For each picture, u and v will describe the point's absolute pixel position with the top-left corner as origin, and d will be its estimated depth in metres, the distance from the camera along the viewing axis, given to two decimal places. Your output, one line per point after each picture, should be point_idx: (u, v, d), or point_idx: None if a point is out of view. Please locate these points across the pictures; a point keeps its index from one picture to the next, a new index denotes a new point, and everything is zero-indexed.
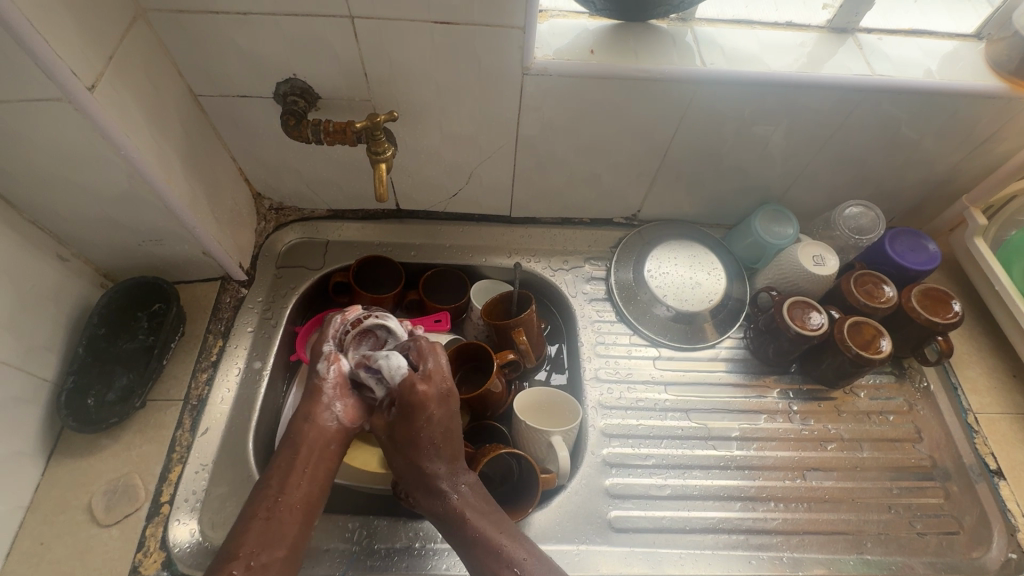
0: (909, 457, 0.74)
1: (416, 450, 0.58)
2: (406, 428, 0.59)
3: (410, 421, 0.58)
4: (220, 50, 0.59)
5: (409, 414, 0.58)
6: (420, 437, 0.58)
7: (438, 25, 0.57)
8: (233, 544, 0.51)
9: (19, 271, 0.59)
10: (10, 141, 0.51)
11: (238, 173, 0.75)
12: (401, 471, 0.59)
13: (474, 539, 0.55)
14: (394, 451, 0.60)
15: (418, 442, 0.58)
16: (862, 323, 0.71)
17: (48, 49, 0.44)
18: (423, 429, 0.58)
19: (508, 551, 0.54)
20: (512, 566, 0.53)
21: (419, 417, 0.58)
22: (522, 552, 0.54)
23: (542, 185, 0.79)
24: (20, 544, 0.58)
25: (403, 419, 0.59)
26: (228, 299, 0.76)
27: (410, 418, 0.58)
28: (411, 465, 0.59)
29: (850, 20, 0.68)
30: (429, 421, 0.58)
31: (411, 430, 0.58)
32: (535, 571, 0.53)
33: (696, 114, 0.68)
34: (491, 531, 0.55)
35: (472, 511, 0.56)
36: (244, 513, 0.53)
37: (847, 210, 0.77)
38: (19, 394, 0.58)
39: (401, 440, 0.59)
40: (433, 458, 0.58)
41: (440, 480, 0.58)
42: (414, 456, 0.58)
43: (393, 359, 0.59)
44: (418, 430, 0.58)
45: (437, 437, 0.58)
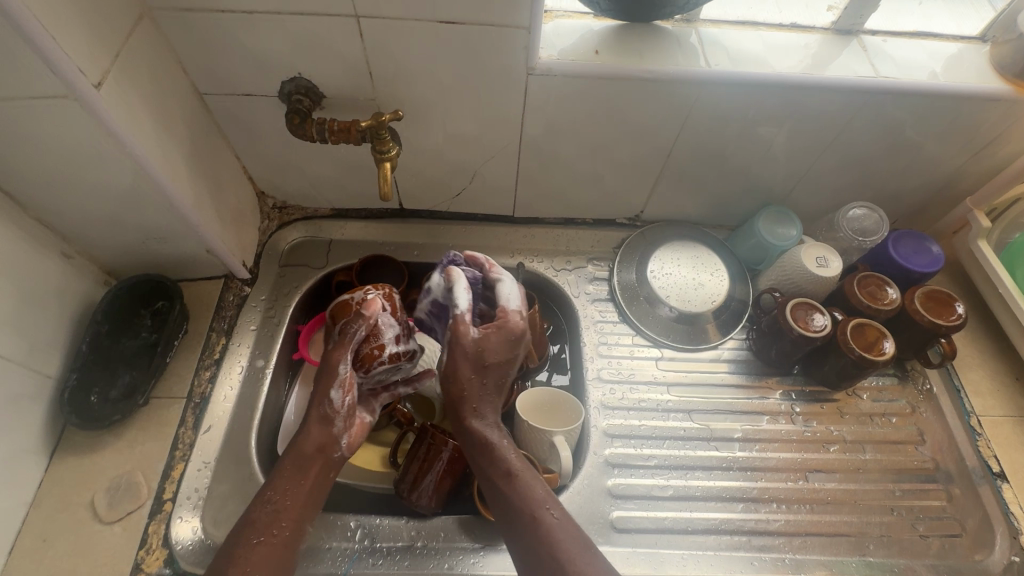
0: (911, 460, 0.73)
1: (481, 371, 0.56)
2: (496, 344, 0.57)
3: (499, 342, 0.57)
4: (225, 48, 0.59)
5: (503, 334, 0.57)
6: (495, 362, 0.57)
7: (443, 24, 0.57)
8: (231, 569, 0.48)
9: (23, 268, 0.59)
10: (15, 138, 0.51)
11: (242, 171, 0.75)
12: (454, 389, 0.56)
13: (512, 477, 0.53)
14: (463, 363, 0.56)
15: (493, 366, 0.57)
16: (865, 325, 0.71)
17: (54, 46, 0.44)
18: (507, 353, 0.57)
19: (543, 494, 0.52)
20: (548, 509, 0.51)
21: (512, 342, 0.58)
22: (557, 501, 0.53)
23: (546, 185, 0.79)
24: (22, 540, 0.58)
25: (496, 335, 0.57)
26: (230, 298, 0.76)
27: (502, 340, 0.57)
28: (471, 384, 0.56)
29: (855, 22, 0.68)
30: (511, 353, 0.58)
31: (499, 349, 0.57)
32: (572, 523, 0.51)
33: (700, 115, 0.68)
34: (529, 474, 0.54)
35: (512, 452, 0.55)
36: (241, 534, 0.50)
37: (850, 211, 0.78)
38: (23, 391, 0.58)
39: (478, 355, 0.56)
40: (490, 388, 0.57)
41: (488, 415, 0.56)
42: (478, 378, 0.56)
43: (510, 286, 0.60)
44: (501, 351, 0.57)
45: (506, 370, 0.58)
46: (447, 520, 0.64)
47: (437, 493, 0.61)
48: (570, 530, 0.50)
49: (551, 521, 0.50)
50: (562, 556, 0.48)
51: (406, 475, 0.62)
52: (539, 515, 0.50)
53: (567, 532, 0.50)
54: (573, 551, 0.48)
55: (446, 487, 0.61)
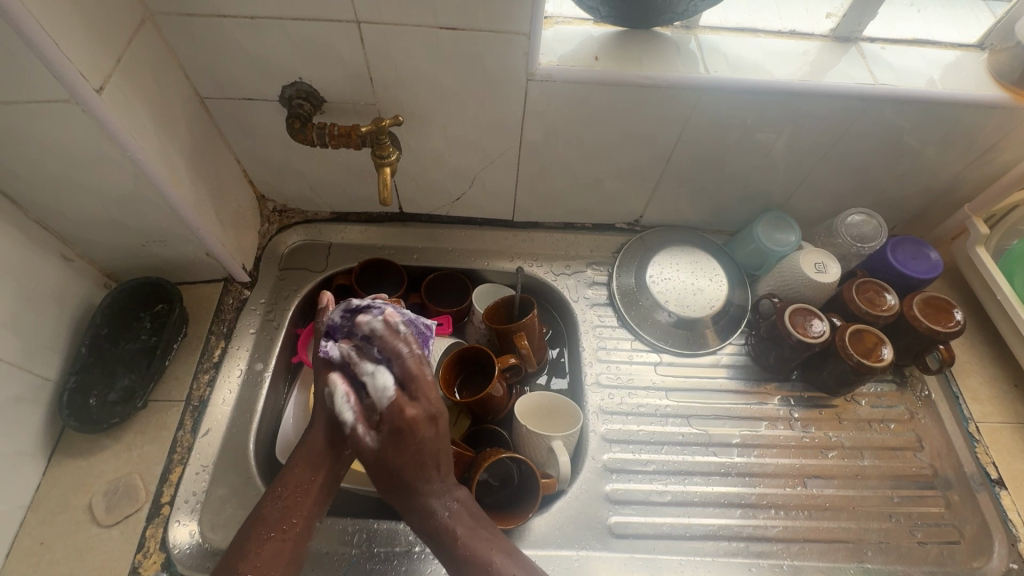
0: (910, 466, 0.73)
1: (402, 473, 0.52)
2: (396, 453, 0.51)
3: (400, 444, 0.51)
4: (227, 52, 0.59)
5: (399, 434, 0.51)
6: (412, 457, 0.52)
7: (443, 30, 0.57)
8: (242, 562, 0.50)
9: (23, 271, 0.59)
10: (17, 141, 0.51)
11: (243, 174, 0.76)
12: (388, 492, 0.54)
13: (467, 563, 0.52)
14: (377, 476, 0.53)
15: (408, 467, 0.52)
16: (863, 331, 0.71)
17: (57, 50, 0.45)
18: (415, 447, 0.52)
19: (501, 573, 0.52)
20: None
21: (411, 437, 0.51)
22: (513, 566, 0.53)
23: (546, 189, 0.80)
24: (20, 543, 0.58)
25: (391, 443, 0.51)
26: (230, 301, 0.76)
27: (400, 442, 0.51)
28: (400, 487, 0.53)
29: (854, 29, 0.68)
30: (420, 443, 0.52)
31: (405, 454, 0.52)
32: None
33: (699, 121, 0.68)
34: (485, 554, 0.53)
35: (463, 532, 0.53)
36: (253, 529, 0.52)
37: (849, 218, 0.78)
38: (22, 393, 0.58)
39: (390, 468, 0.52)
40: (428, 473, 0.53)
41: (433, 498, 0.54)
42: (406, 479, 0.53)
43: (385, 374, 0.52)
44: (408, 453, 0.52)
45: (430, 454, 0.53)
46: None
47: None
48: None
49: None
50: None
51: None
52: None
53: None
54: None
55: None
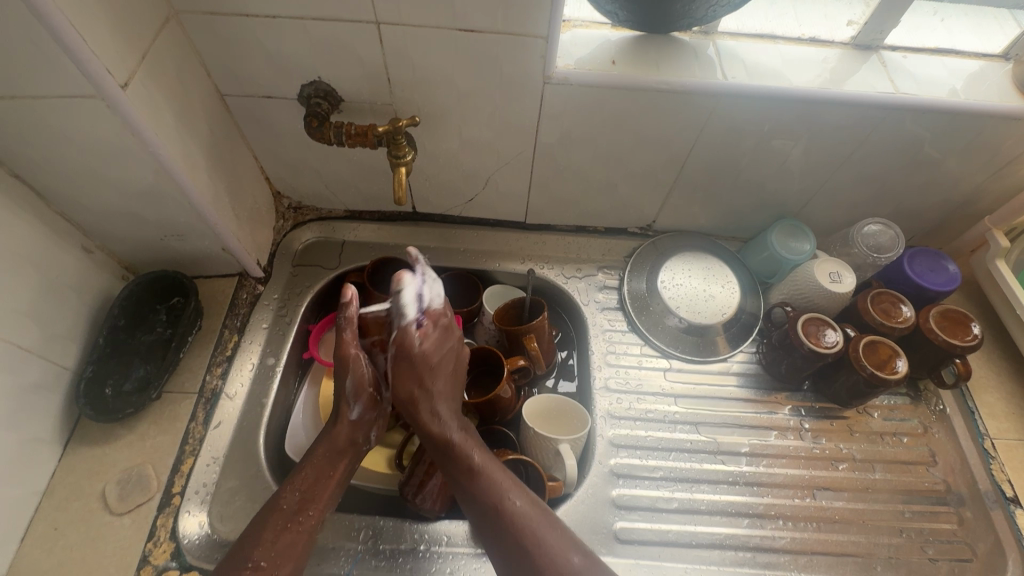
0: (922, 481, 0.72)
1: (427, 376, 0.60)
2: (433, 348, 0.60)
3: (437, 346, 0.61)
4: (247, 50, 0.60)
5: (439, 336, 0.61)
6: (440, 363, 0.61)
7: (462, 32, 0.58)
8: (256, 550, 0.51)
9: (44, 261, 0.60)
10: (42, 133, 0.52)
11: (259, 171, 0.77)
12: (411, 396, 0.60)
13: (477, 473, 0.55)
14: (409, 373, 0.60)
15: (435, 372, 0.60)
16: (878, 343, 0.70)
17: (85, 46, 0.45)
18: (444, 355, 0.61)
19: (505, 484, 0.55)
20: (511, 504, 0.54)
21: (447, 340, 0.62)
22: (520, 487, 0.56)
23: (559, 192, 0.80)
24: (35, 527, 0.59)
25: (430, 338, 0.60)
26: (244, 296, 0.77)
27: (438, 342, 0.61)
28: (423, 392, 0.60)
29: (875, 37, 0.67)
30: (447, 353, 0.61)
31: (438, 356, 0.61)
32: (532, 512, 0.54)
33: (716, 127, 0.68)
34: (492, 467, 0.56)
35: (473, 445, 0.58)
36: (269, 517, 0.53)
37: (866, 228, 0.77)
38: (40, 381, 0.60)
39: (422, 367, 0.60)
40: (450, 382, 0.61)
41: (449, 413, 0.59)
42: (428, 383, 0.60)
43: (437, 287, 0.62)
44: (438, 358, 0.61)
45: (451, 370, 0.62)
46: (449, 525, 0.63)
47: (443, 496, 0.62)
48: (531, 516, 0.53)
49: (516, 508, 0.54)
50: (531, 541, 0.52)
51: (413, 478, 0.61)
52: (505, 509, 0.54)
53: (529, 522, 0.53)
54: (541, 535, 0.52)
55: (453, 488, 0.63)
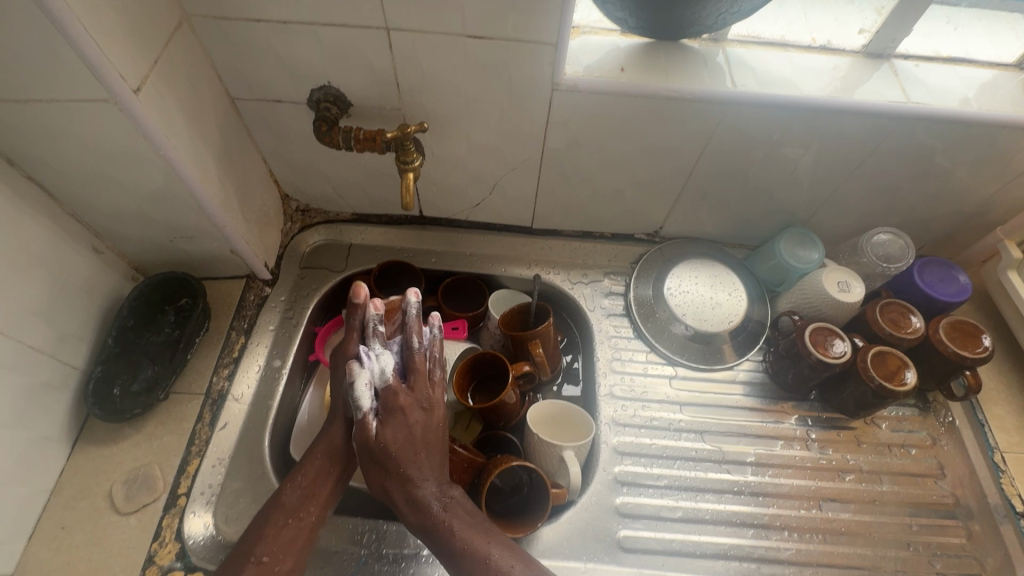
0: (930, 494, 0.71)
1: (398, 462, 0.55)
2: (394, 436, 0.55)
3: (395, 427, 0.56)
4: (258, 55, 0.61)
5: (397, 417, 0.56)
6: (403, 449, 0.55)
7: (472, 38, 0.58)
8: (258, 544, 0.52)
9: (55, 262, 0.61)
10: (56, 137, 0.53)
11: (268, 174, 0.77)
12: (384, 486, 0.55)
13: (463, 556, 0.53)
14: (378, 469, 0.55)
15: (401, 452, 0.55)
16: (886, 354, 0.69)
17: (98, 51, 0.46)
18: (409, 434, 0.56)
19: (497, 561, 0.52)
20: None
21: (405, 419, 0.56)
22: (508, 557, 0.53)
23: (566, 198, 0.80)
24: (43, 526, 0.60)
25: (393, 424, 0.56)
26: (251, 297, 0.77)
27: (400, 424, 0.56)
28: (395, 477, 0.55)
29: (887, 46, 0.67)
30: (411, 429, 0.56)
31: (402, 442, 0.55)
32: None
33: (724, 135, 0.67)
34: (479, 543, 0.53)
35: (457, 520, 0.54)
36: (271, 513, 0.54)
37: (875, 236, 0.76)
38: (50, 380, 0.60)
39: (388, 456, 0.55)
40: (421, 454, 0.56)
41: (425, 489, 0.55)
42: (399, 467, 0.55)
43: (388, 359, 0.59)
44: (403, 441, 0.55)
45: (420, 443, 0.56)
46: None
47: None
48: None
49: None
50: None
51: None
52: None
53: None
54: None
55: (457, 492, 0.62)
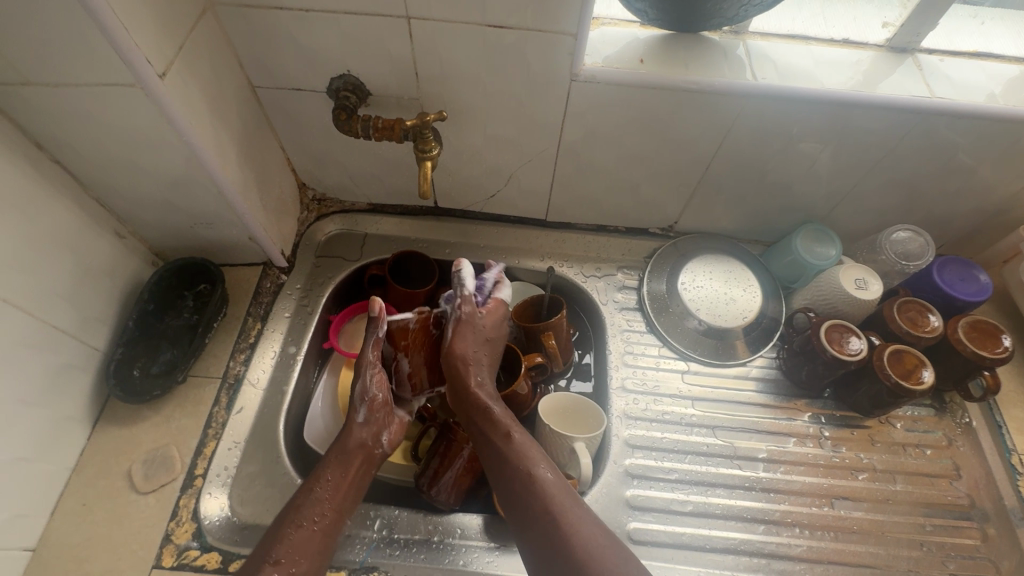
0: (945, 495, 0.71)
1: (481, 350, 0.67)
2: (488, 330, 0.68)
3: (491, 328, 0.69)
4: (279, 43, 0.61)
5: (493, 320, 0.69)
6: (489, 342, 0.68)
7: (492, 28, 0.58)
8: (275, 546, 0.53)
9: (79, 245, 0.62)
10: (83, 121, 0.54)
11: (286, 162, 0.78)
12: (464, 364, 0.66)
13: (513, 441, 0.60)
14: (466, 342, 0.67)
15: (488, 344, 0.68)
16: (903, 352, 0.69)
17: (127, 36, 0.46)
18: (494, 340, 0.69)
19: (540, 458, 0.59)
20: (543, 479, 0.58)
21: (500, 326, 0.70)
22: (548, 464, 0.60)
23: (581, 190, 0.80)
24: (63, 503, 0.61)
25: (492, 317, 0.69)
26: (268, 285, 0.78)
27: (496, 323, 0.69)
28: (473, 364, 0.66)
29: (911, 39, 0.66)
30: (498, 334, 0.69)
31: (488, 342, 0.68)
32: (558, 486, 0.58)
33: (743, 129, 0.67)
34: (528, 443, 0.61)
35: (513, 420, 0.63)
36: (285, 518, 0.55)
37: (894, 234, 0.75)
38: (72, 361, 0.62)
39: (478, 339, 0.68)
40: (493, 362, 0.68)
41: (491, 385, 0.66)
42: (480, 360, 0.67)
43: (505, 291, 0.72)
44: (489, 340, 0.68)
45: (497, 352, 0.69)
46: (464, 518, 0.64)
47: (457, 489, 0.63)
48: (559, 489, 0.57)
49: (544, 480, 0.58)
50: (554, 510, 0.56)
51: (427, 470, 0.63)
52: (535, 483, 0.58)
53: (553, 496, 0.57)
54: (565, 508, 0.56)
55: (467, 482, 0.64)
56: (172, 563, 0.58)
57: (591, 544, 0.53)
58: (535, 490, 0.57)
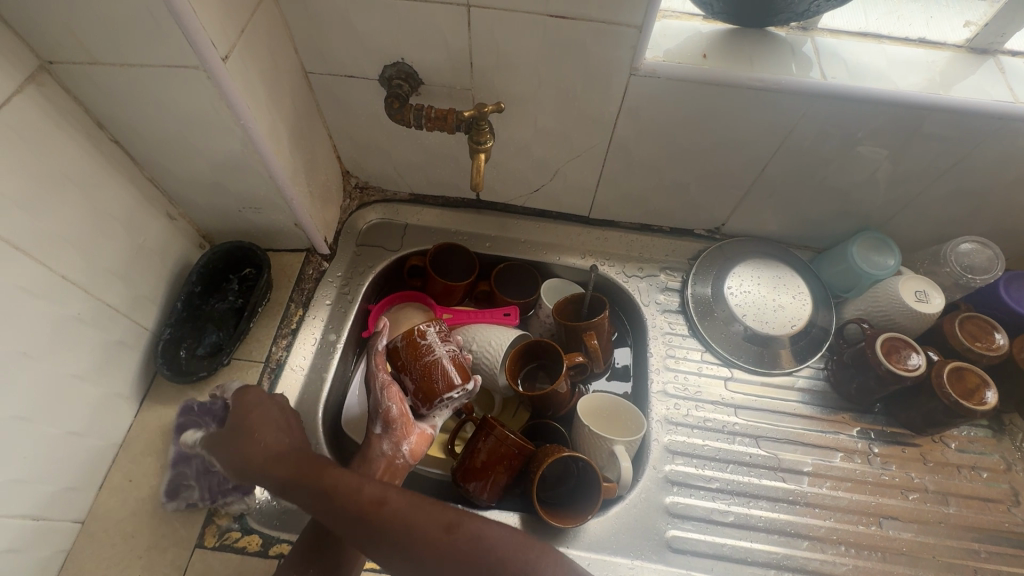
0: (1001, 521, 0.68)
1: (269, 435, 0.56)
2: (262, 409, 0.59)
3: (251, 413, 0.58)
4: (336, 29, 0.61)
5: (246, 402, 0.60)
6: (263, 426, 0.57)
7: (554, 18, 0.56)
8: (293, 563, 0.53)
9: (133, 224, 0.62)
10: (145, 102, 0.54)
11: (332, 149, 0.78)
12: (248, 462, 0.55)
13: (332, 494, 0.49)
14: (237, 451, 0.56)
15: (257, 429, 0.57)
16: (964, 370, 0.66)
17: (195, 18, 0.46)
18: (276, 416, 0.59)
19: (367, 489, 0.49)
20: (380, 507, 0.47)
21: (265, 403, 0.60)
22: (380, 488, 0.49)
23: (628, 188, 0.78)
24: (111, 477, 0.62)
25: (248, 401, 0.60)
26: (310, 271, 0.78)
27: (256, 402, 0.60)
28: (263, 449, 0.55)
29: (994, 40, 0.62)
30: (263, 410, 0.59)
31: (269, 419, 0.58)
32: (399, 502, 0.48)
33: (806, 131, 0.64)
34: (349, 481, 0.50)
35: (327, 468, 0.52)
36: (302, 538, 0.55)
37: (961, 245, 0.72)
38: (124, 338, 0.63)
39: (250, 428, 0.57)
40: (278, 440, 0.56)
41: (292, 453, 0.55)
42: (267, 442, 0.56)
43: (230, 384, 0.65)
44: (272, 416, 0.59)
45: (279, 424, 0.58)
46: (500, 515, 0.64)
47: (492, 486, 0.62)
48: (399, 511, 0.47)
49: (380, 510, 0.47)
50: (407, 539, 0.46)
51: (463, 464, 0.64)
52: (372, 521, 0.47)
53: (396, 521, 0.46)
54: (413, 525, 0.46)
55: (502, 480, 0.62)
56: (215, 543, 0.59)
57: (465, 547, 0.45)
58: (380, 529, 0.46)
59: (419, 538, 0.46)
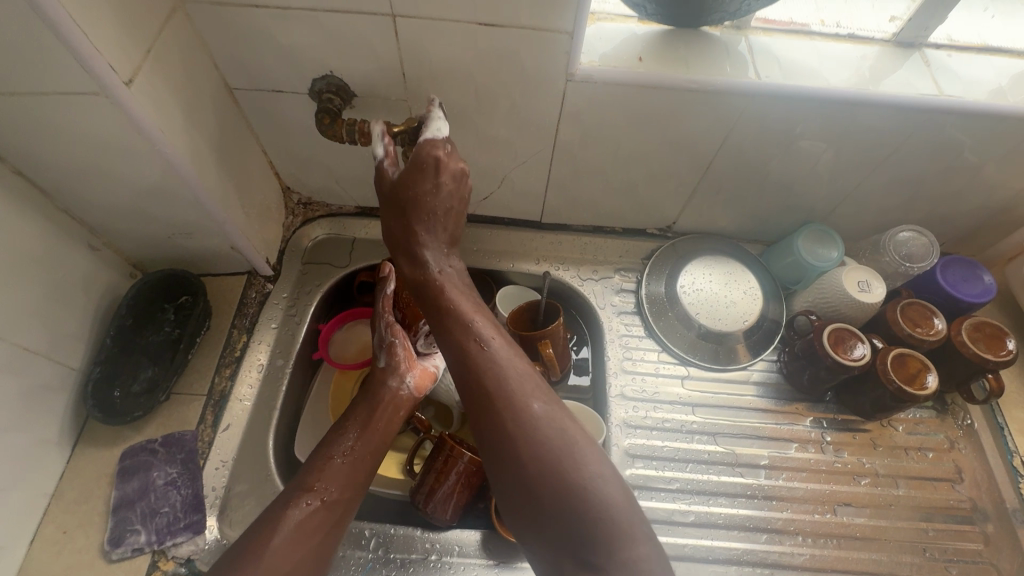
0: (947, 499, 0.70)
1: (429, 216, 0.60)
2: (437, 191, 0.59)
3: (421, 182, 0.58)
4: (257, 43, 0.57)
5: (422, 171, 0.58)
6: (429, 205, 0.59)
7: (483, 26, 0.55)
8: (307, 476, 0.56)
9: (49, 260, 0.58)
10: (45, 131, 0.50)
11: (268, 165, 0.74)
12: (405, 229, 0.61)
13: (449, 310, 0.59)
14: (392, 216, 0.61)
15: (418, 209, 0.60)
16: (907, 356, 0.68)
17: (87, 43, 0.43)
18: (449, 205, 0.60)
19: (479, 327, 0.57)
20: (496, 361, 0.55)
21: (439, 176, 0.58)
22: (491, 331, 0.58)
23: (577, 192, 0.77)
24: (43, 531, 0.59)
25: (432, 176, 0.58)
26: (253, 295, 0.75)
27: (425, 176, 0.58)
28: (422, 240, 0.61)
29: (919, 34, 0.64)
30: (436, 193, 0.59)
31: (441, 205, 0.60)
32: (501, 350, 0.56)
33: (745, 129, 0.65)
34: (468, 310, 0.59)
35: (453, 287, 0.60)
36: (316, 458, 0.58)
37: (899, 234, 0.73)
38: (47, 383, 0.59)
39: (420, 203, 0.59)
40: (432, 230, 0.61)
41: (430, 252, 0.61)
42: (426, 230, 0.61)
43: (441, 122, 0.59)
44: (444, 202, 0.60)
45: (444, 209, 0.60)
46: (461, 534, 0.63)
47: (454, 505, 0.61)
48: (498, 355, 0.56)
49: (478, 350, 0.56)
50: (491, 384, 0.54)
51: (422, 487, 0.61)
52: (471, 349, 0.56)
53: (491, 360, 0.55)
54: (507, 376, 0.54)
55: (464, 498, 0.61)
56: None
57: (548, 429, 0.51)
58: (478, 365, 0.55)
59: (508, 402, 0.53)
